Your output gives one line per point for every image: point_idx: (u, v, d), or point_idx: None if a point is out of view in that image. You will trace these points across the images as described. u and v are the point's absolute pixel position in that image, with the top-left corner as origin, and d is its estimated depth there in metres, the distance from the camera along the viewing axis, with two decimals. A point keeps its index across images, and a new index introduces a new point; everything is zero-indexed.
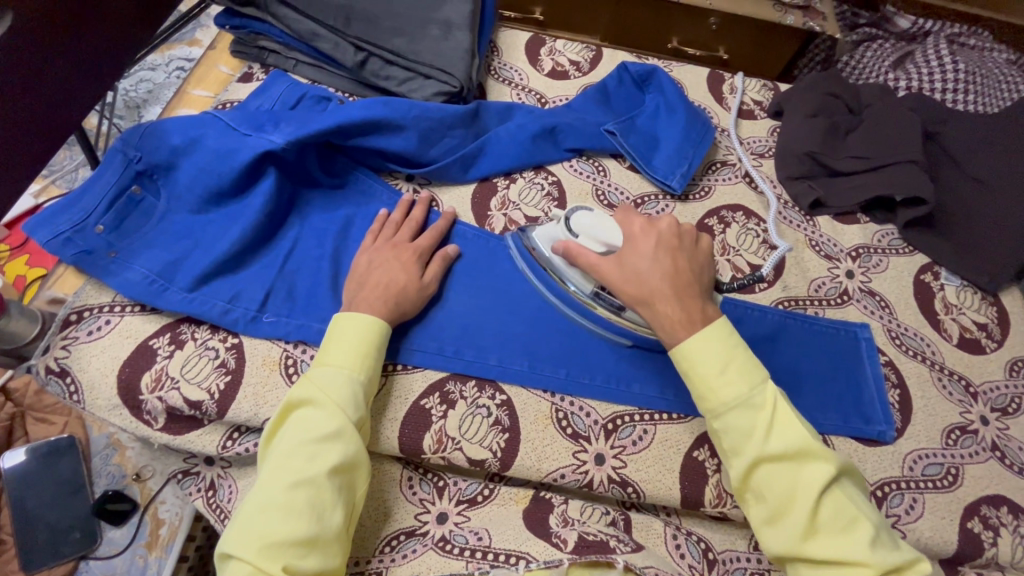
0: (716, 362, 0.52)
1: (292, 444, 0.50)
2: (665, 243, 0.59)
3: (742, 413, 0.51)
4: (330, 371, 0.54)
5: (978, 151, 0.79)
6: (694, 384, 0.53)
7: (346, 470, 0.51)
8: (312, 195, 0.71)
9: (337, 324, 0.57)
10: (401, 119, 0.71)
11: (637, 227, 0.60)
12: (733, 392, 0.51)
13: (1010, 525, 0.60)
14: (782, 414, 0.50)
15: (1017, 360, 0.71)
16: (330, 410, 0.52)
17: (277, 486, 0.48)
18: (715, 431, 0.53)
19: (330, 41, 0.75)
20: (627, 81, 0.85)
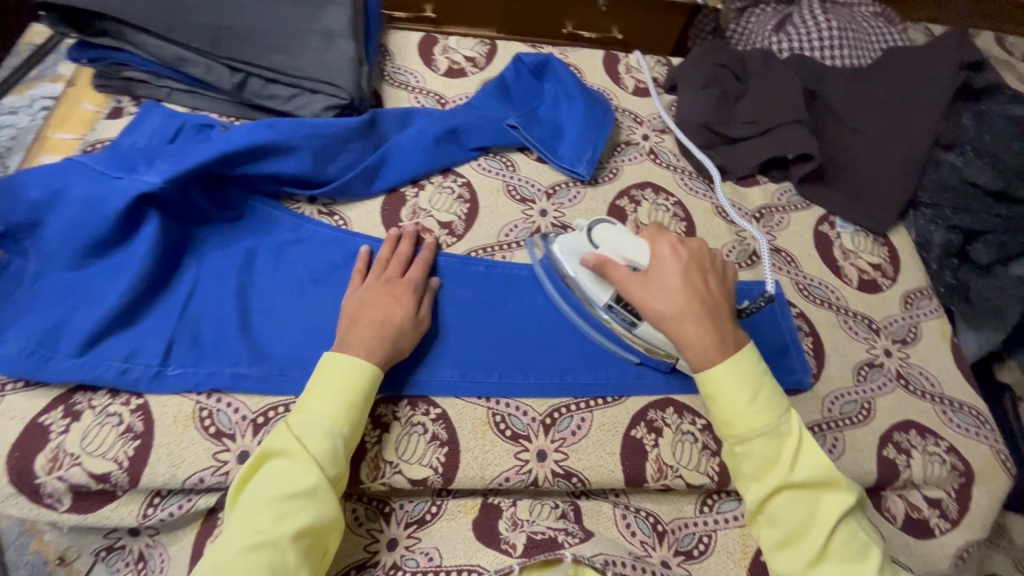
0: (746, 391, 0.52)
1: (260, 499, 0.48)
2: (695, 266, 0.57)
3: (769, 440, 0.51)
4: (312, 419, 0.52)
5: (855, 103, 0.84)
6: (718, 408, 0.53)
7: (316, 530, 0.49)
8: (205, 232, 0.67)
9: (327, 367, 0.54)
10: (288, 140, 0.67)
11: (664, 251, 0.57)
12: (760, 420, 0.51)
13: (919, 445, 0.66)
14: (807, 444, 0.52)
15: (911, 292, 0.77)
16: (304, 464, 0.49)
17: (234, 546, 0.46)
18: (733, 455, 0.53)
19: (200, 65, 0.70)
20: (524, 72, 0.85)
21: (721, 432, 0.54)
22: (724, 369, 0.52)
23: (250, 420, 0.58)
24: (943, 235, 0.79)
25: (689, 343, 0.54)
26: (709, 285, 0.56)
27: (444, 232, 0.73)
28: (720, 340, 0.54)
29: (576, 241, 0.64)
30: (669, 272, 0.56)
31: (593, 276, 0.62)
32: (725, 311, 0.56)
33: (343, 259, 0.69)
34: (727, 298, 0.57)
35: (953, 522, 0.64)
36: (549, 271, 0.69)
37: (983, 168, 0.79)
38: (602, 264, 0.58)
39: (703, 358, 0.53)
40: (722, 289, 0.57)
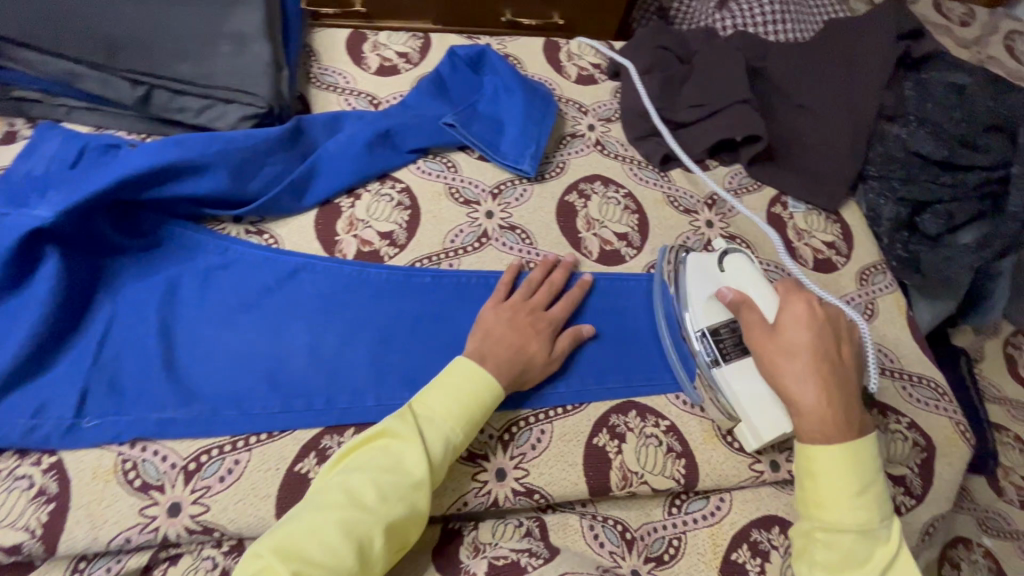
0: (852, 484, 0.51)
1: (367, 475, 0.48)
2: (828, 335, 0.56)
3: (860, 541, 0.50)
4: (434, 414, 0.52)
5: (798, 79, 0.83)
6: (810, 487, 0.52)
7: (403, 526, 0.48)
8: (119, 263, 0.61)
9: (461, 369, 0.55)
10: (200, 157, 0.61)
11: (799, 309, 0.56)
12: (859, 518, 0.50)
13: (882, 424, 0.65)
14: (902, 558, 0.50)
15: (865, 268, 0.77)
16: (419, 455, 0.49)
17: (332, 514, 0.45)
18: (809, 538, 0.52)
19: (96, 80, 0.64)
20: (459, 66, 0.80)
21: (806, 513, 0.53)
22: (839, 449, 0.52)
23: (180, 467, 0.53)
24: (893, 208, 0.78)
25: (804, 409, 0.53)
26: (840, 356, 0.56)
27: (385, 243, 0.68)
28: (843, 416, 0.53)
29: (710, 267, 0.64)
30: (799, 334, 0.55)
31: (709, 302, 0.62)
32: (852, 387, 0.55)
33: (276, 280, 0.63)
34: (856, 370, 0.57)
35: (919, 498, 0.63)
36: (664, 289, 0.68)
37: (926, 138, 0.78)
38: (737, 303, 0.59)
39: (814, 427, 0.53)
40: (852, 361, 0.56)
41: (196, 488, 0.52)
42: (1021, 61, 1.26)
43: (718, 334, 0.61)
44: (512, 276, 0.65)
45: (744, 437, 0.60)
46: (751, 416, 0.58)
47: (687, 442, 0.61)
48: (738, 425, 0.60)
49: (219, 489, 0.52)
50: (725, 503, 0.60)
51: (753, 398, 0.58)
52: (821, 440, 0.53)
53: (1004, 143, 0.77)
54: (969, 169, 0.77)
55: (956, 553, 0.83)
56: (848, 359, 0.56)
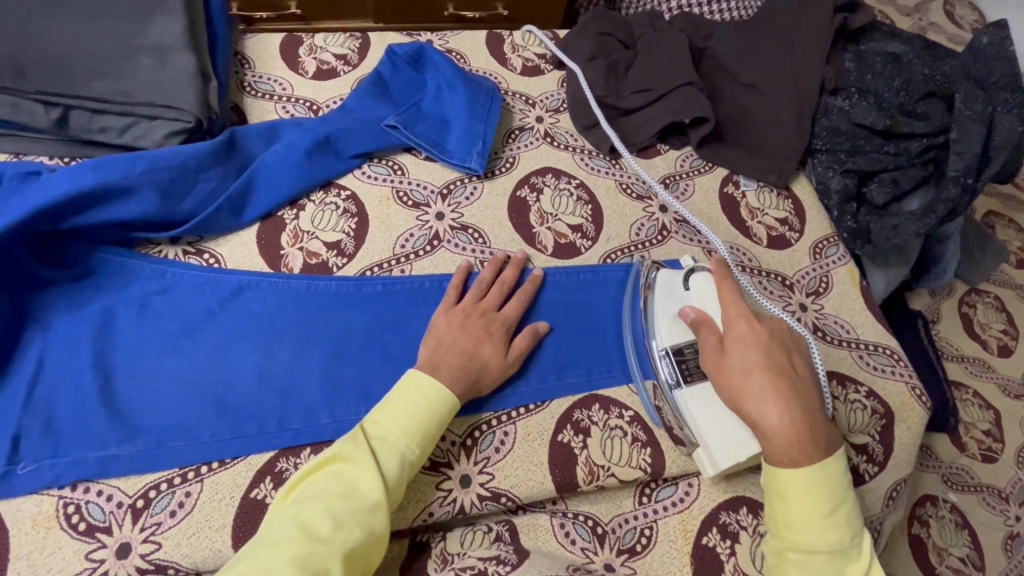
0: (823, 506, 0.50)
1: (321, 503, 0.46)
2: (776, 348, 0.56)
3: (831, 559, 0.49)
4: (386, 433, 0.51)
5: (743, 57, 0.83)
6: (781, 508, 0.51)
7: (363, 551, 0.46)
8: (47, 297, 0.58)
9: (412, 381, 0.54)
10: (123, 180, 0.59)
11: (741, 327, 0.56)
12: (831, 539, 0.49)
13: (841, 395, 0.66)
14: (872, 572, 0.50)
15: (819, 242, 0.77)
16: (372, 476, 0.48)
17: (284, 549, 0.43)
18: (780, 556, 0.51)
19: (5, 104, 0.60)
20: (400, 65, 0.77)
21: (776, 532, 0.52)
22: (806, 469, 0.51)
23: (128, 505, 0.51)
24: (840, 180, 0.78)
25: (767, 429, 0.52)
26: (795, 371, 0.55)
27: (333, 253, 0.66)
28: (806, 433, 0.52)
29: (676, 285, 0.63)
30: (747, 351, 0.55)
31: (673, 321, 0.62)
32: (812, 401, 0.54)
33: (217, 302, 0.61)
34: (814, 383, 0.56)
35: (881, 464, 0.64)
36: (632, 285, 0.68)
37: (868, 108, 0.79)
38: (698, 323, 0.59)
39: (781, 449, 0.52)
40: (807, 373, 0.56)
41: (145, 526, 0.50)
42: (961, 26, 1.28)
43: (682, 355, 0.60)
44: (461, 278, 0.64)
45: (701, 464, 0.58)
46: (710, 441, 0.57)
47: (652, 431, 0.61)
48: (698, 451, 0.58)
49: (170, 525, 0.50)
50: (694, 488, 0.60)
51: (713, 422, 0.57)
52: (789, 461, 0.52)
53: (942, 110, 0.78)
54: (910, 137, 0.79)
55: (924, 511, 0.85)
56: (803, 372, 0.56)
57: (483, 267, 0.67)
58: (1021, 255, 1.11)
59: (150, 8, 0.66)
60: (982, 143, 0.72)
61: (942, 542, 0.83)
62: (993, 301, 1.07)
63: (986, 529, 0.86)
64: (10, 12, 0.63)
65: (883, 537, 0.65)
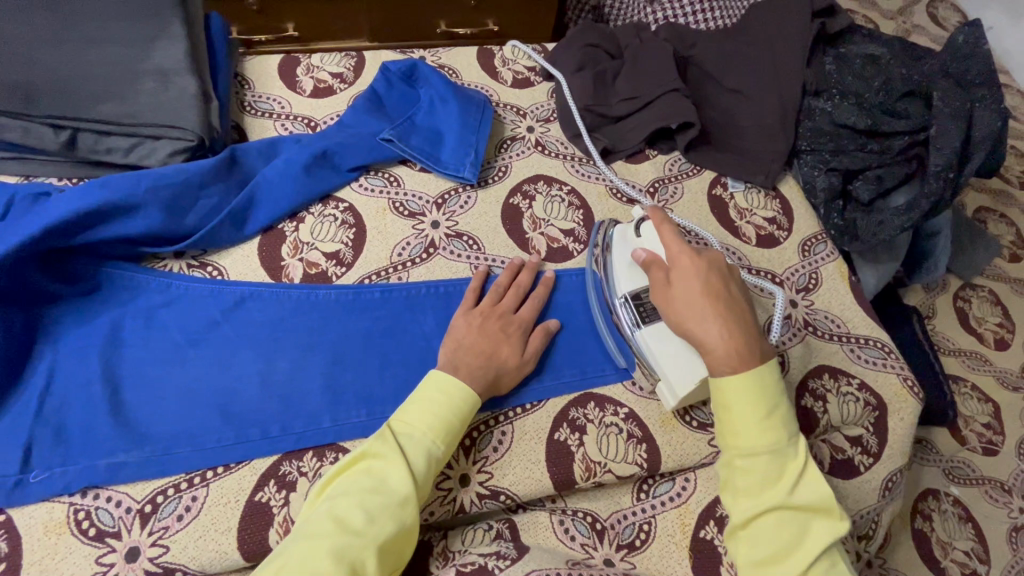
0: (759, 409, 0.51)
1: (353, 499, 0.48)
2: (715, 276, 0.58)
3: (772, 459, 0.50)
4: (412, 432, 0.52)
5: (726, 62, 0.85)
6: (722, 421, 0.53)
7: (395, 543, 0.48)
8: (58, 312, 0.60)
9: (436, 381, 0.56)
10: (131, 197, 0.61)
11: (683, 260, 0.58)
12: (769, 440, 0.51)
13: (833, 388, 0.67)
14: (812, 470, 0.51)
15: (807, 240, 0.79)
16: (402, 472, 0.49)
17: (322, 543, 0.45)
18: (730, 467, 0.52)
19: (16, 129, 0.64)
20: (394, 81, 0.80)
21: (723, 445, 0.53)
22: (745, 377, 0.52)
23: (136, 510, 0.52)
24: (825, 178, 0.79)
25: (708, 346, 0.54)
26: (730, 293, 0.57)
27: (332, 263, 0.68)
28: (743, 346, 0.53)
29: (629, 235, 0.65)
30: (689, 281, 0.57)
31: (630, 267, 0.63)
32: (748, 319, 0.56)
33: (222, 311, 0.63)
34: (749, 306, 0.58)
35: (875, 455, 0.65)
36: (596, 283, 0.68)
37: (851, 109, 0.81)
38: (648, 262, 0.60)
39: (721, 360, 0.53)
40: (742, 296, 0.58)
41: (153, 530, 0.51)
42: (944, 27, 1.31)
43: (640, 298, 0.61)
44: (480, 281, 0.66)
45: (663, 395, 0.60)
46: (668, 374, 0.59)
47: (646, 425, 0.62)
48: (660, 384, 0.61)
49: (178, 528, 0.52)
50: (690, 483, 0.61)
51: (669, 356, 0.59)
52: (729, 370, 0.53)
53: (922, 107, 0.80)
54: (893, 135, 0.81)
55: (926, 505, 0.85)
56: (738, 295, 0.57)
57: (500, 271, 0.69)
58: (1014, 249, 1.12)
59: (154, 34, 0.70)
60: (961, 138, 0.74)
61: (945, 536, 0.83)
62: (987, 295, 1.07)
63: (990, 522, 0.86)
64: (20, 40, 0.66)
65: (880, 528, 0.65)
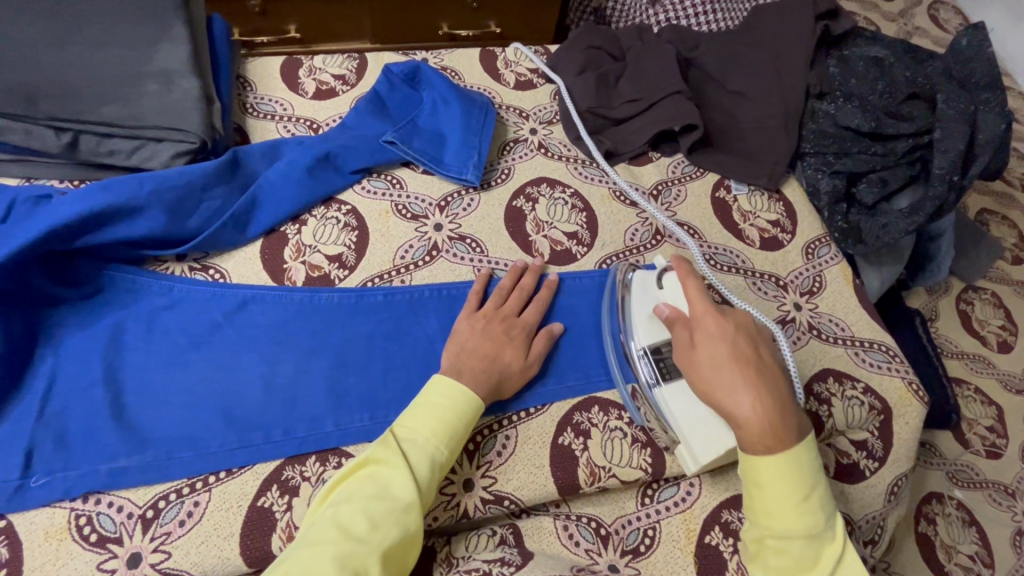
0: (796, 492, 0.50)
1: (357, 505, 0.48)
2: (743, 340, 0.56)
3: (808, 543, 0.50)
4: (416, 438, 0.52)
5: (729, 65, 0.85)
6: (756, 498, 0.52)
7: (399, 550, 0.48)
8: (59, 315, 0.60)
9: (440, 385, 0.55)
10: (133, 201, 0.61)
11: (709, 321, 0.57)
12: (807, 525, 0.50)
13: (838, 392, 0.67)
14: (847, 555, 0.50)
15: (811, 243, 0.78)
16: (406, 478, 0.49)
17: (326, 550, 0.44)
18: (761, 544, 0.51)
19: (19, 130, 0.64)
20: (396, 83, 0.80)
21: (755, 521, 0.52)
22: (780, 457, 0.51)
23: (138, 515, 0.52)
24: (829, 181, 0.79)
25: (740, 420, 0.52)
26: (761, 359, 0.56)
27: (334, 266, 0.67)
28: (777, 421, 0.52)
29: (649, 285, 0.65)
30: (717, 347, 0.56)
31: (650, 320, 0.62)
32: (781, 388, 0.55)
33: (224, 314, 0.62)
34: (779, 371, 0.56)
35: (881, 459, 0.65)
36: (611, 302, 0.67)
37: (854, 111, 0.81)
38: (672, 319, 0.60)
39: (754, 436, 0.52)
40: (772, 362, 0.57)
41: (155, 536, 0.51)
42: (946, 29, 1.31)
43: (661, 353, 0.61)
44: (483, 284, 0.66)
45: (683, 460, 0.58)
46: (691, 439, 0.57)
47: (650, 430, 0.62)
48: (679, 447, 0.59)
49: (180, 534, 0.51)
50: (695, 488, 0.61)
51: (691, 418, 0.58)
52: (763, 449, 0.52)
53: (925, 110, 0.80)
54: (897, 138, 0.81)
55: (930, 509, 0.85)
56: (767, 359, 0.56)
57: (503, 274, 0.69)
58: (1017, 251, 1.12)
59: (155, 35, 0.69)
60: (965, 141, 0.74)
61: (949, 540, 0.83)
62: (990, 297, 1.07)
63: (994, 526, 0.85)
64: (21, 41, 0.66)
65: (886, 533, 0.65)
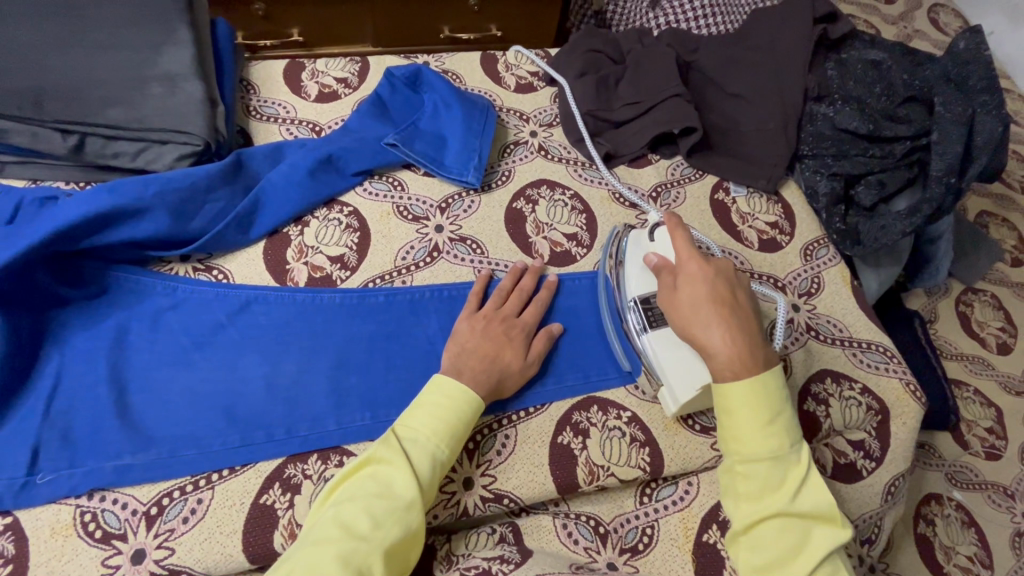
0: (762, 413, 0.51)
1: (359, 504, 0.48)
2: (724, 283, 0.57)
3: (774, 465, 0.50)
4: (417, 437, 0.53)
5: (728, 68, 0.86)
6: (724, 425, 0.53)
7: (400, 547, 0.48)
8: (65, 315, 0.61)
9: (440, 385, 0.56)
10: (138, 202, 0.62)
11: (692, 265, 0.58)
12: (771, 447, 0.51)
13: (835, 393, 0.67)
14: (813, 477, 0.51)
15: (809, 244, 0.79)
16: (408, 476, 0.50)
17: (328, 548, 0.45)
18: (731, 473, 0.52)
19: (24, 133, 0.64)
20: (398, 86, 0.81)
21: (725, 450, 0.53)
22: (748, 382, 0.52)
23: (142, 513, 0.52)
24: (827, 183, 0.80)
25: (711, 350, 0.54)
26: (740, 302, 0.57)
27: (336, 267, 0.68)
28: (748, 352, 0.53)
29: (643, 239, 0.66)
30: (697, 287, 0.57)
31: (641, 271, 0.64)
32: (756, 328, 0.56)
33: (228, 315, 0.63)
34: (757, 315, 0.57)
35: (878, 459, 0.65)
36: (608, 289, 0.69)
37: (852, 114, 0.81)
38: (659, 268, 0.61)
39: (724, 366, 0.53)
40: (751, 306, 0.57)
41: (159, 532, 0.52)
42: (945, 32, 1.32)
43: (649, 304, 0.63)
44: (483, 284, 0.67)
45: (665, 401, 0.61)
46: (670, 379, 0.59)
47: (649, 429, 0.62)
48: (663, 390, 0.62)
49: (183, 531, 0.52)
50: (693, 487, 0.61)
51: (673, 360, 0.60)
52: (733, 377, 0.53)
53: (923, 113, 0.81)
54: (895, 140, 0.81)
55: (929, 510, 0.85)
56: (746, 302, 0.57)
57: (503, 275, 0.69)
58: (1016, 253, 1.12)
59: (160, 40, 0.70)
60: (962, 143, 0.74)
61: (948, 540, 0.83)
62: (989, 299, 1.07)
63: (993, 527, 0.85)
64: (29, 46, 0.67)
65: (883, 533, 0.65)
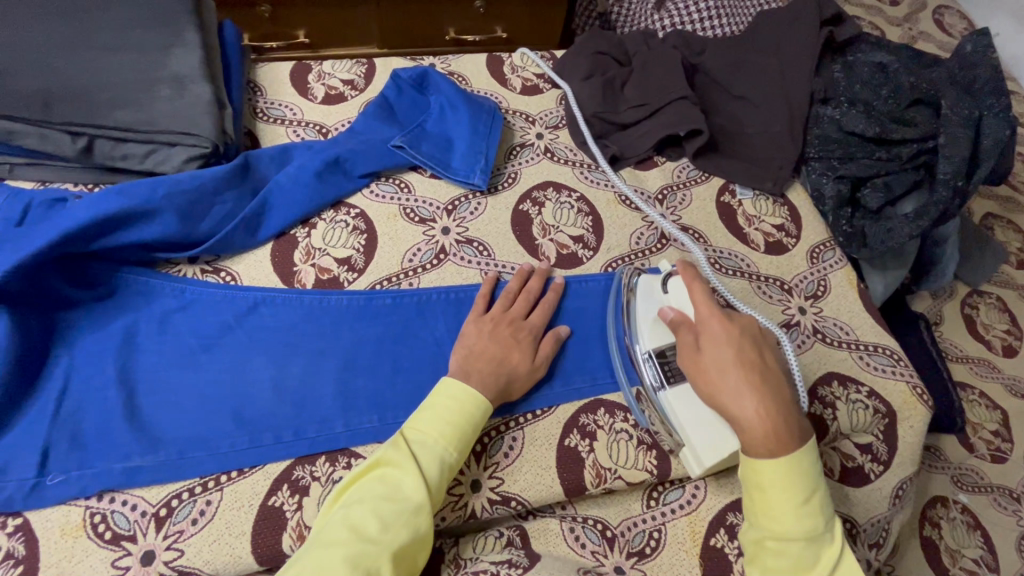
0: (797, 494, 0.51)
1: (367, 506, 0.48)
2: (748, 345, 0.57)
3: (807, 546, 0.50)
4: (426, 441, 0.53)
5: (734, 71, 0.86)
6: (756, 498, 0.53)
7: (409, 550, 0.48)
8: (74, 317, 0.61)
9: (447, 388, 0.56)
10: (147, 205, 0.62)
11: (714, 325, 0.58)
12: (806, 527, 0.50)
13: (842, 396, 0.67)
14: (845, 559, 0.51)
15: (815, 247, 0.79)
16: (417, 479, 0.50)
17: (338, 551, 0.45)
18: (760, 545, 0.52)
19: (33, 135, 0.64)
20: (405, 88, 0.81)
21: (755, 522, 0.53)
22: (783, 460, 0.52)
23: (151, 514, 0.53)
24: (834, 186, 0.79)
25: (743, 423, 0.53)
26: (765, 364, 0.57)
27: (343, 268, 0.68)
28: (781, 425, 0.53)
29: (654, 289, 0.65)
30: (721, 351, 0.57)
31: (654, 323, 0.63)
32: (785, 393, 0.56)
33: (235, 316, 0.63)
34: (783, 377, 0.57)
35: (885, 463, 0.65)
36: (617, 308, 0.68)
37: (859, 117, 0.81)
38: (676, 322, 0.61)
39: (758, 441, 0.53)
40: (776, 368, 0.57)
41: (168, 534, 0.52)
42: (950, 33, 1.32)
43: (665, 357, 0.61)
44: (489, 287, 0.67)
45: (686, 463, 0.58)
46: (694, 440, 0.57)
47: (656, 433, 0.62)
48: (683, 449, 0.59)
49: (192, 532, 0.52)
50: (700, 490, 0.61)
51: (695, 421, 0.58)
52: (767, 454, 0.52)
53: (929, 116, 0.81)
54: (902, 142, 0.81)
55: (935, 512, 0.85)
56: (772, 365, 0.57)
57: (510, 277, 0.69)
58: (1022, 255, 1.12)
59: (169, 42, 0.71)
60: (970, 147, 0.74)
61: (954, 544, 0.83)
62: (995, 302, 1.07)
63: (1000, 530, 0.85)
64: (39, 48, 0.67)
65: (890, 537, 0.65)
